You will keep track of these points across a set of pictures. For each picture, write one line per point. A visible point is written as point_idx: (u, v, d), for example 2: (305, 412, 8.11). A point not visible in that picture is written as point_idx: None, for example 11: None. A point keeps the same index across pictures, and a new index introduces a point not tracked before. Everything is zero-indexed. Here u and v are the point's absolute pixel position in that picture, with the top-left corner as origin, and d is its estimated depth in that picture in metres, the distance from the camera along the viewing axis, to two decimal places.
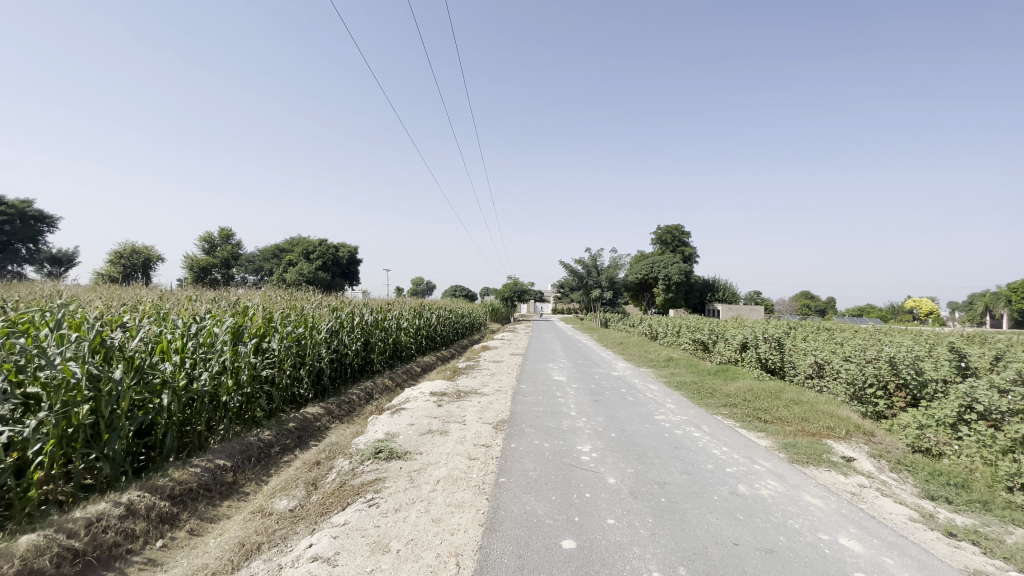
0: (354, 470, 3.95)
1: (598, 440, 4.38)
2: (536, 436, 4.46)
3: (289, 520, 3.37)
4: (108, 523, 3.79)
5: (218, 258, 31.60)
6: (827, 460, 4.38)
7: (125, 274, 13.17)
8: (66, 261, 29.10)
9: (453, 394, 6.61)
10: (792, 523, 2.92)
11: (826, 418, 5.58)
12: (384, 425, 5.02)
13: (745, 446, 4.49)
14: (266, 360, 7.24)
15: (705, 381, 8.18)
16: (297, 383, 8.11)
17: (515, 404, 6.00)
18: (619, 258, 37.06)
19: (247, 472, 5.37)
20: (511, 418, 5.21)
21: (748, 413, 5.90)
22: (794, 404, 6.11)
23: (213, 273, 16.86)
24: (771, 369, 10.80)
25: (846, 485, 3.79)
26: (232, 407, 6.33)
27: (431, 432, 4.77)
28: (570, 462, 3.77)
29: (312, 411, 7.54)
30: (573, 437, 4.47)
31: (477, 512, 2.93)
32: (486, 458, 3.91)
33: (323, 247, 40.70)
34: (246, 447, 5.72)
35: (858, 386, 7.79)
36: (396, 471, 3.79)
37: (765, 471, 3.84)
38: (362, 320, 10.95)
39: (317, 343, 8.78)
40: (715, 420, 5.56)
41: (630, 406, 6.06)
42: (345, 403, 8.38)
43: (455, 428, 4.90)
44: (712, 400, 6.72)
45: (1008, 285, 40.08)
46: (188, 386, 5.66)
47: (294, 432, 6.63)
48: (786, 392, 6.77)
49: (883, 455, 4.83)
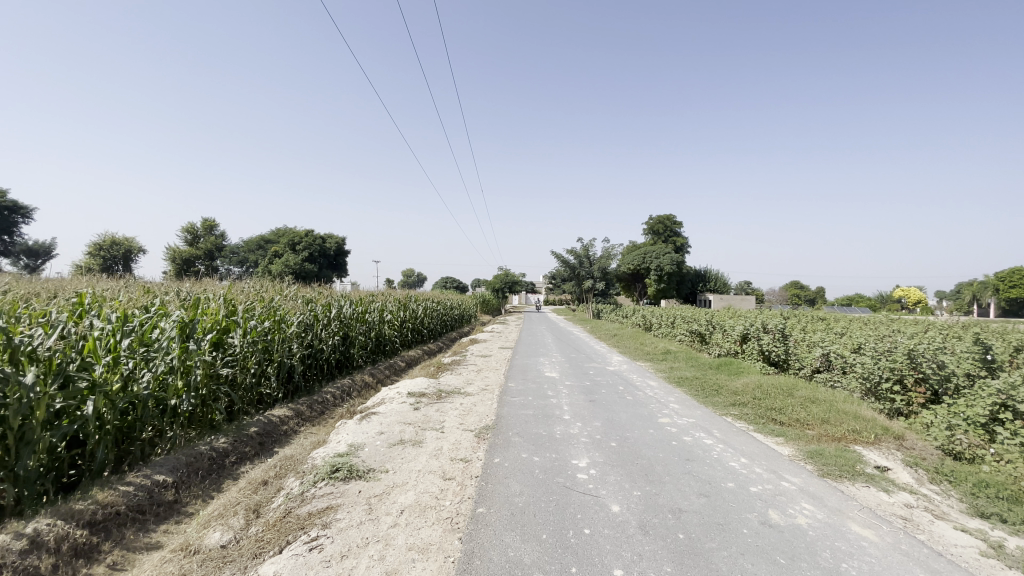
0: (304, 494, 3.26)
1: (597, 453, 3.72)
2: (523, 448, 3.80)
3: (215, 563, 2.69)
4: (3, 560, 3.08)
5: (199, 249, 30.41)
6: (863, 472, 3.78)
7: (98, 264, 12.41)
8: (43, 254, 27.94)
9: (432, 395, 5.92)
10: (847, 569, 2.31)
11: (848, 419, 4.97)
12: (349, 434, 4.34)
13: (767, 457, 3.87)
14: (225, 358, 6.51)
15: (708, 376, 7.54)
16: (263, 381, 7.39)
17: (502, 406, 5.33)
18: (611, 249, 36.39)
19: (192, 489, 4.68)
20: (495, 424, 4.54)
21: (761, 414, 5.28)
22: (810, 404, 5.50)
23: (192, 265, 16.07)
24: (774, 362, 10.21)
25: (894, 508, 3.20)
26: (182, 411, 5.63)
27: (402, 442, 4.11)
28: (564, 483, 3.12)
29: (278, 413, 6.82)
30: (568, 448, 3.81)
31: (445, 560, 2.27)
32: (463, 479, 3.24)
33: (309, 238, 39.41)
34: (195, 459, 5.02)
35: (871, 380, 7.22)
36: (353, 497, 3.11)
37: (797, 490, 3.21)
38: (340, 313, 10.19)
39: (287, 338, 8.05)
40: (727, 423, 4.94)
41: (629, 407, 5.43)
42: (318, 404, 7.69)
43: (431, 437, 4.23)
44: (718, 398, 6.10)
45: (996, 275, 40.13)
46: (126, 390, 4.95)
47: (254, 439, 5.92)
48: (799, 388, 6.16)
49: (920, 463, 4.23)
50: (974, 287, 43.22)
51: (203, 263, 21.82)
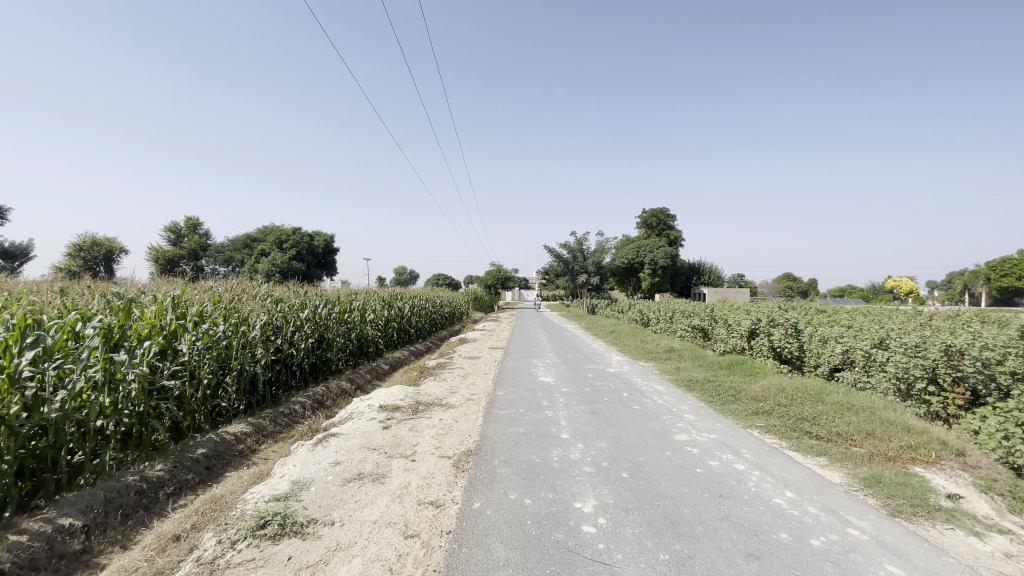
0: (215, 562, 2.40)
1: (605, 490, 2.92)
2: (512, 485, 2.98)
3: None
4: None
5: (183, 249, 29.31)
6: (940, 507, 3.00)
7: (72, 263, 11.48)
8: (19, 257, 26.54)
9: (408, 408, 5.09)
10: None
11: (897, 432, 4.19)
12: (296, 466, 3.50)
13: (819, 492, 3.10)
14: (171, 369, 5.65)
15: (721, 378, 6.77)
16: (219, 392, 6.52)
17: (488, 422, 4.51)
18: (605, 242, 35.59)
19: (108, 534, 3.83)
20: (480, 448, 3.73)
21: (792, 426, 4.51)
22: (846, 412, 4.74)
23: (168, 265, 15.08)
24: (786, 360, 9.47)
25: (998, 562, 2.40)
26: (112, 433, 4.78)
27: (360, 476, 3.28)
28: (565, 542, 2.32)
29: (233, 429, 5.96)
30: (568, 484, 3.00)
31: None
32: (429, 538, 2.43)
33: (296, 235, 38.25)
34: (117, 493, 4.15)
35: (904, 380, 6.42)
36: (277, 569, 2.27)
37: (872, 543, 2.47)
38: (314, 313, 9.31)
39: (249, 343, 7.17)
40: (754, 439, 4.17)
41: (637, 419, 4.63)
42: (284, 416, 6.85)
43: (398, 468, 3.40)
44: (737, 405, 5.32)
45: (989, 264, 39.85)
46: (30, 414, 4.08)
47: (200, 462, 5.06)
48: (829, 392, 5.38)
49: (995, 485, 3.32)
50: (967, 277, 42.91)
51: (185, 263, 20.76)
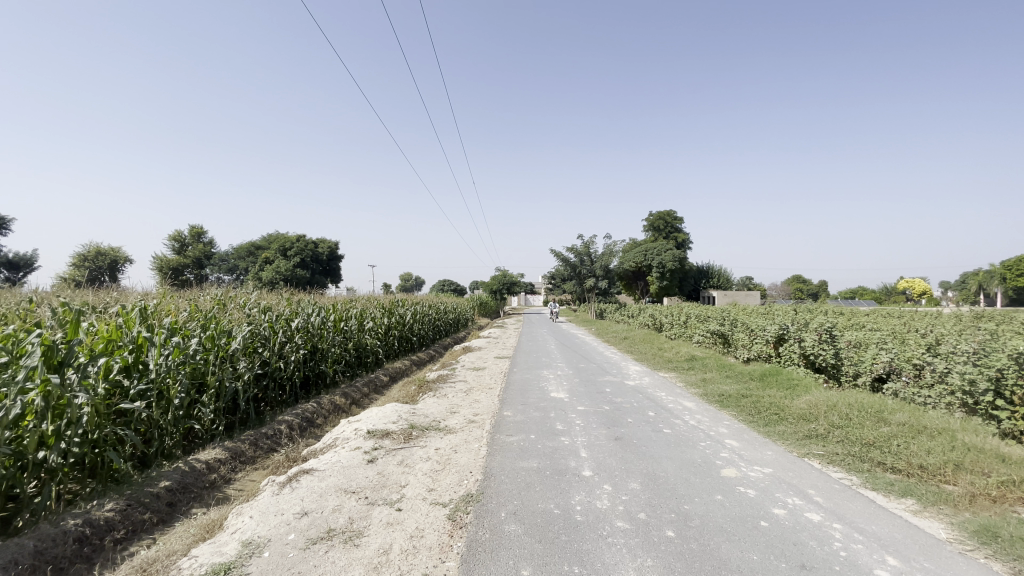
0: None
1: (648, 562, 2.18)
2: (524, 553, 2.26)
3: None
4: None
5: (186, 258, 28.93)
6: None
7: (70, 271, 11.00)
8: (24, 267, 26.12)
9: (400, 434, 4.38)
10: None
11: (992, 462, 3.42)
12: (254, 519, 2.79)
13: (930, 557, 2.34)
14: (136, 389, 4.96)
15: (756, 391, 6.02)
16: (194, 412, 5.83)
17: (493, 454, 3.77)
18: (612, 245, 34.74)
19: None
20: (484, 492, 3.01)
21: (858, 455, 3.77)
22: (920, 436, 3.98)
23: (166, 273, 14.50)
24: (819, 368, 8.65)
25: None
26: (57, 467, 4.08)
27: (329, 535, 2.57)
28: None
29: (206, 457, 5.28)
30: (598, 551, 2.27)
31: None
32: None
33: (301, 243, 37.89)
34: (51, 543, 3.43)
35: (965, 393, 5.63)
36: None
37: None
38: (307, 323, 8.62)
39: (230, 357, 6.48)
40: (818, 474, 3.41)
41: (671, 448, 3.88)
42: (266, 438, 6.15)
43: (378, 524, 2.68)
44: (784, 426, 4.56)
45: (1007, 262, 38.65)
46: None
47: (161, 499, 4.36)
48: (891, 410, 4.61)
49: None
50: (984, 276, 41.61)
51: (186, 271, 20.20)
